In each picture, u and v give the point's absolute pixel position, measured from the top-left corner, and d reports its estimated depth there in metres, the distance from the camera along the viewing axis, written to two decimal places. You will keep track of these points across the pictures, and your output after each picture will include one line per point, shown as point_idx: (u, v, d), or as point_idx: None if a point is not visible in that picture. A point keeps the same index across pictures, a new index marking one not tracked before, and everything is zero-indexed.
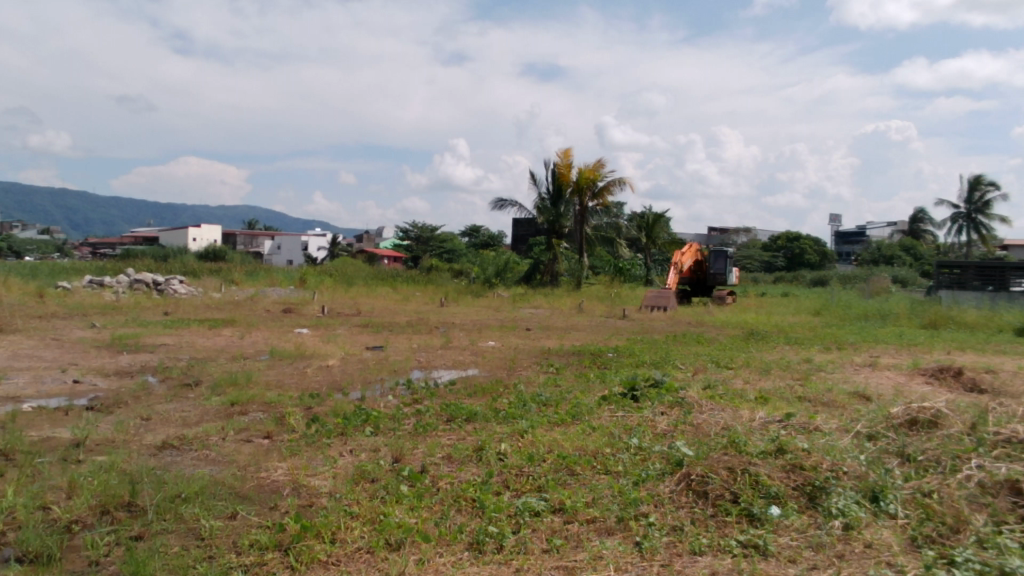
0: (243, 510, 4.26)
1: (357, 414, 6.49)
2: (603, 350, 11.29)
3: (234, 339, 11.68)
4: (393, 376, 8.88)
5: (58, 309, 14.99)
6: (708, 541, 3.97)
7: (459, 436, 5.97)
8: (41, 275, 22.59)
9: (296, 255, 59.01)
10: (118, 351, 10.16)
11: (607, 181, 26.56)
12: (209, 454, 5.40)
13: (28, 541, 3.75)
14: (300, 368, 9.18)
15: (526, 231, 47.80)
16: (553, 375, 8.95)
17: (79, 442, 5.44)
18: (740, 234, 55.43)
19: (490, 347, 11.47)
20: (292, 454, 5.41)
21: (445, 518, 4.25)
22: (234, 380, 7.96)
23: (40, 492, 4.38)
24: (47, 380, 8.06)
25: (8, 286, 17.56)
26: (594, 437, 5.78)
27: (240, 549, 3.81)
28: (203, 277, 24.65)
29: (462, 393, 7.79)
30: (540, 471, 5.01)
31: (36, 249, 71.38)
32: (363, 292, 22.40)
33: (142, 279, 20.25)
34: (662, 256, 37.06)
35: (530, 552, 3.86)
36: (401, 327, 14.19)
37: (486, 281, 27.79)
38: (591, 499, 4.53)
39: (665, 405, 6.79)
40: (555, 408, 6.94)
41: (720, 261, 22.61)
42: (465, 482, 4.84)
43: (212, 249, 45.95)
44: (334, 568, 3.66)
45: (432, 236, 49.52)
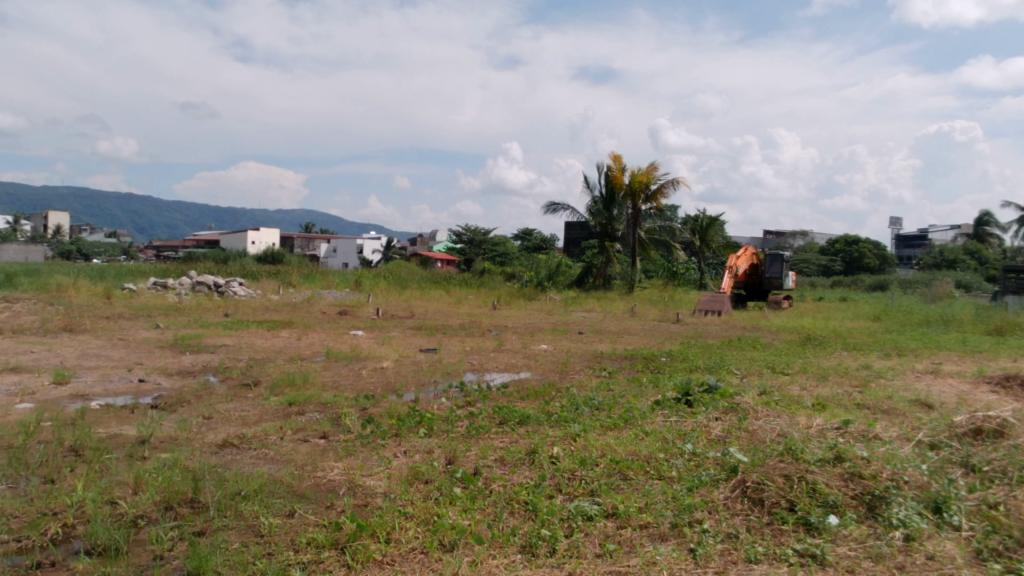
0: (300, 509, 4.34)
1: (411, 415, 6.57)
2: (656, 354, 11.22)
3: (293, 341, 11.91)
4: (446, 378, 8.96)
5: (124, 309, 15.52)
6: (763, 549, 3.91)
7: (512, 438, 6.00)
8: (108, 276, 23.41)
9: (352, 258, 59.95)
10: (181, 351, 10.45)
11: (660, 184, 26.33)
12: (268, 453, 5.50)
13: (97, 534, 3.87)
14: (356, 369, 9.35)
15: (578, 234, 47.71)
16: (606, 380, 8.92)
17: (144, 439, 5.61)
18: (797, 238, 54.50)
19: (542, 351, 11.51)
20: (348, 454, 5.50)
21: (497, 520, 4.27)
22: (292, 380, 8.13)
23: (108, 487, 4.53)
24: (114, 379, 8.32)
25: (77, 287, 18.21)
26: (647, 443, 5.74)
27: (297, 546, 3.88)
28: (261, 279, 25.23)
29: (515, 396, 7.81)
30: (593, 475, 5.00)
31: (104, 252, 74.01)
32: (416, 295, 22.61)
33: (204, 281, 20.79)
34: (715, 259, 36.64)
35: (583, 556, 3.85)
36: (454, 330, 14.29)
37: (538, 284, 27.85)
38: (644, 504, 4.51)
39: (719, 410, 6.72)
40: (608, 412, 6.91)
41: (777, 266, 22.23)
42: (517, 485, 4.86)
43: (270, 252, 47.07)
44: (389, 568, 3.71)
45: (484, 238, 49.77)
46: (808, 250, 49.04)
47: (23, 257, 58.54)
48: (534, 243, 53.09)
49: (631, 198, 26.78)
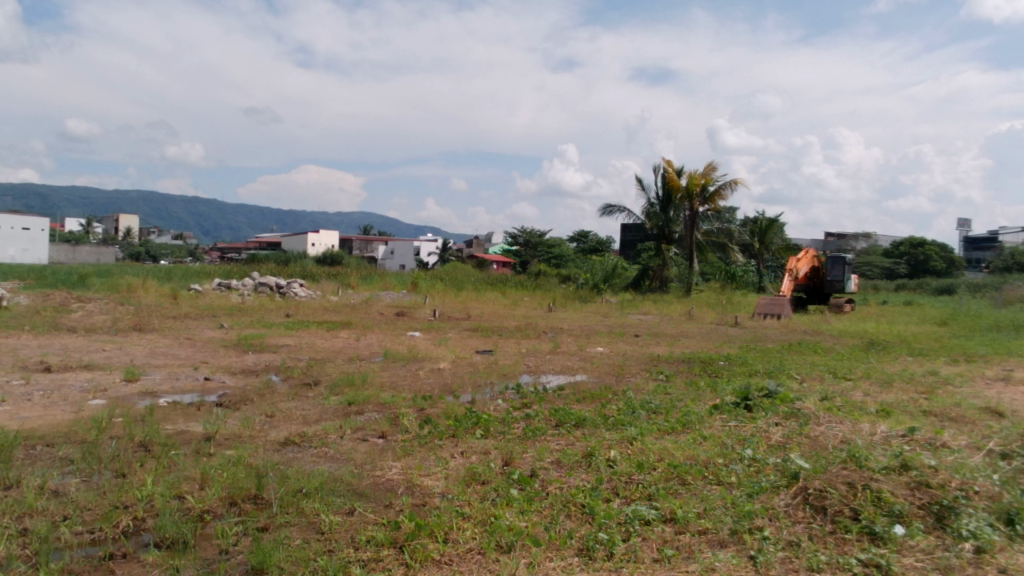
0: (360, 507, 4.40)
1: (468, 417, 6.59)
2: (715, 358, 11.06)
3: (352, 341, 12.08)
4: (502, 380, 8.98)
5: (191, 309, 15.93)
6: (826, 558, 3.82)
7: (568, 441, 5.99)
8: (175, 277, 24.16)
9: (409, 259, 60.63)
10: (244, 351, 10.69)
11: (718, 186, 25.99)
12: (328, 451, 5.60)
13: (166, 528, 3.98)
14: (413, 370, 9.43)
15: (635, 236, 47.34)
16: (663, 383, 8.83)
17: (209, 437, 5.76)
18: (860, 240, 53.16)
19: (598, 353, 11.44)
20: (406, 454, 5.55)
21: (554, 523, 4.26)
22: (351, 380, 8.25)
23: (176, 482, 4.65)
24: (181, 377, 8.56)
25: (146, 287, 18.76)
26: (706, 447, 5.66)
27: (358, 544, 3.94)
28: (320, 280, 25.67)
29: (570, 398, 7.79)
30: (650, 479, 4.96)
31: (172, 253, 76.18)
32: (473, 296, 22.76)
33: (266, 282, 21.22)
34: (775, 261, 35.99)
35: (640, 561, 3.82)
36: (510, 331, 14.30)
37: (593, 286, 27.78)
38: (702, 510, 4.45)
39: (779, 416, 6.61)
40: (665, 416, 6.84)
41: (838, 268, 21.74)
42: (574, 487, 4.85)
43: (330, 254, 47.82)
44: (447, 567, 3.73)
45: (540, 239, 49.72)
46: (871, 253, 47.83)
47: (95, 259, 60.65)
48: (590, 244, 52.97)
49: (688, 200, 26.49)
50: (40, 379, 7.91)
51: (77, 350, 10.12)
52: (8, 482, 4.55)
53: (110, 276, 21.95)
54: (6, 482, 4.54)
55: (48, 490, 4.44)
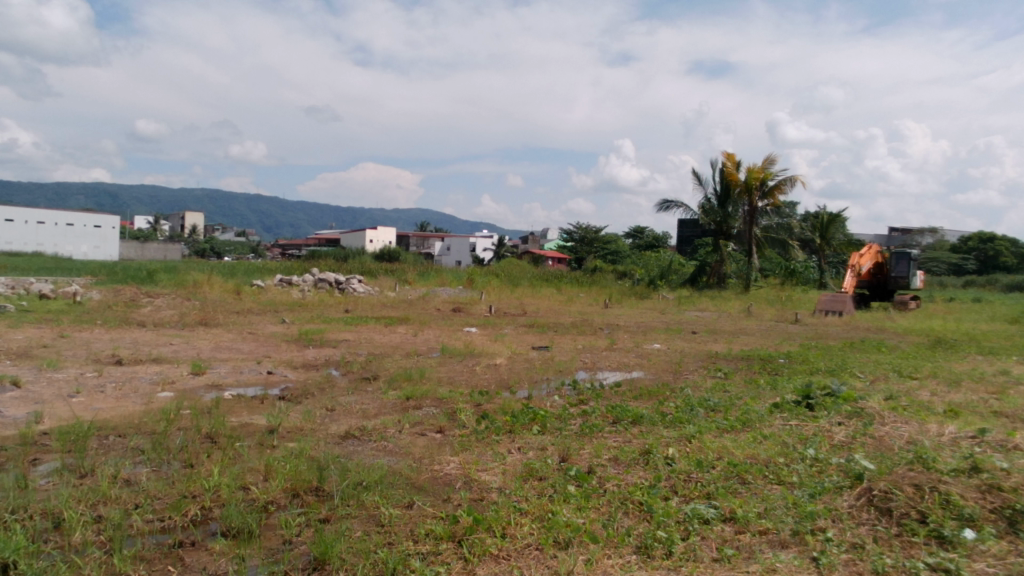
0: (419, 501, 4.45)
1: (524, 413, 6.59)
2: (775, 355, 10.86)
3: (410, 337, 12.22)
4: (559, 376, 8.97)
5: (254, 305, 16.28)
6: (892, 561, 3.72)
7: (625, 438, 5.95)
8: (238, 273, 24.67)
9: (465, 256, 61.09)
10: (305, 345, 10.90)
11: (778, 180, 25.53)
12: (387, 445, 5.67)
13: (232, 518, 4.08)
14: (470, 365, 9.49)
15: (692, 232, 46.77)
16: (722, 380, 8.71)
17: (273, 429, 5.89)
18: (926, 235, 51.52)
19: (655, 350, 11.33)
20: (464, 449, 5.59)
21: (612, 520, 4.24)
22: (409, 375, 8.35)
23: (241, 473, 4.76)
24: (245, 371, 8.77)
25: (210, 283, 19.25)
26: (766, 446, 5.57)
27: (417, 537, 3.98)
28: (378, 276, 25.99)
29: (628, 395, 7.75)
30: (709, 478, 4.90)
31: (235, 250, 78.11)
32: (528, 292, 22.79)
33: (326, 278, 21.55)
34: (837, 256, 35.17)
35: (700, 560, 3.78)
36: (567, 328, 14.31)
37: (650, 283, 27.58)
38: (763, 510, 4.38)
39: (842, 415, 6.46)
40: (724, 413, 6.76)
41: (903, 264, 21.18)
42: (632, 485, 4.82)
43: (387, 250, 48.47)
44: (505, 562, 3.74)
45: (596, 236, 49.49)
46: (938, 249, 46.38)
47: (163, 256, 62.68)
48: (647, 240, 52.57)
49: (747, 195, 26.09)
50: (112, 372, 8.19)
51: (147, 343, 10.46)
52: (84, 470, 4.72)
53: (178, 273, 22.58)
54: (82, 470, 4.71)
55: (121, 479, 4.59)
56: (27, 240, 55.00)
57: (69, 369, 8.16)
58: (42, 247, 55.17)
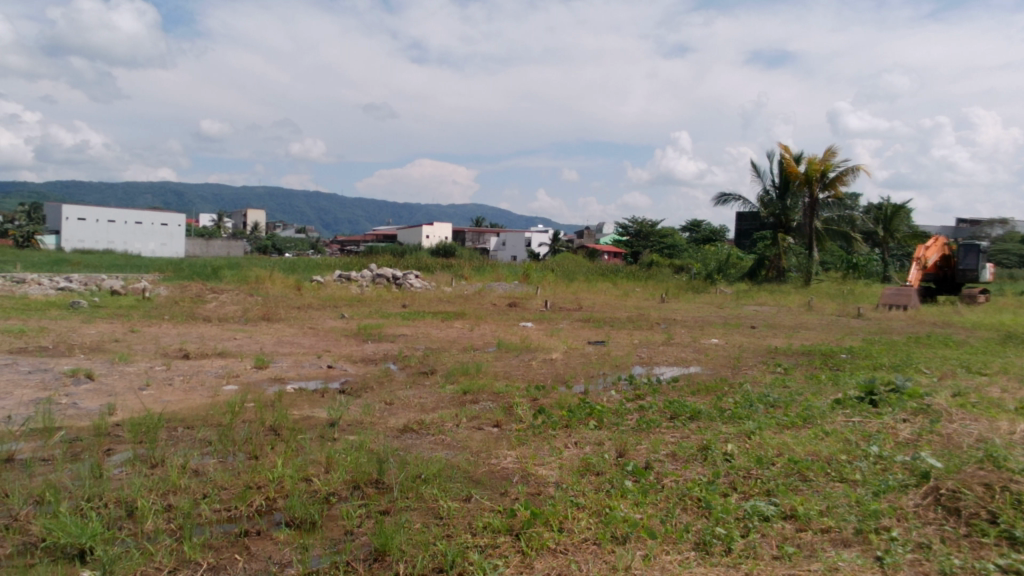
0: (477, 494, 4.49)
1: (581, 408, 6.59)
2: (837, 350, 10.62)
3: (466, 332, 12.30)
4: (615, 371, 8.92)
5: (314, 300, 16.59)
6: (960, 562, 3.62)
7: (683, 434, 5.89)
8: (298, 269, 25.13)
9: (520, 251, 61.18)
10: (364, 340, 11.06)
11: (840, 171, 24.95)
12: (445, 439, 5.73)
13: (295, 508, 4.18)
14: (526, 360, 9.51)
15: (750, 225, 46.00)
16: (782, 376, 8.58)
17: (334, 422, 6.01)
18: (997, 225, 49.74)
19: (713, 345, 11.18)
20: (521, 443, 5.62)
21: (670, 516, 4.22)
22: (466, 369, 8.42)
23: (304, 464, 4.87)
24: (306, 364, 8.95)
25: (272, 279, 19.66)
26: (828, 443, 5.47)
27: (475, 530, 4.01)
28: (434, 272, 26.24)
29: (685, 390, 7.68)
30: (770, 474, 4.84)
31: (296, 247, 79.61)
32: (584, 287, 22.72)
33: (383, 274, 21.83)
34: (901, 248, 34.22)
35: (759, 557, 3.73)
36: (622, 322, 14.21)
37: (707, 277, 27.26)
38: (825, 507, 4.30)
39: (908, 412, 6.29)
40: (784, 409, 6.65)
41: (971, 257, 20.53)
42: (690, 481, 4.77)
43: (444, 246, 48.84)
44: (563, 556, 3.75)
45: (652, 229, 49.04)
46: (1009, 240, 44.73)
47: (227, 253, 64.08)
48: (704, 234, 51.87)
49: (807, 187, 25.56)
50: (180, 365, 8.44)
51: (212, 338, 10.75)
52: (155, 460, 4.87)
53: (242, 269, 23.05)
54: (152, 460, 4.87)
55: (189, 469, 4.73)
56: (99, 238, 56.79)
57: (139, 363, 8.44)
58: (113, 245, 56.98)
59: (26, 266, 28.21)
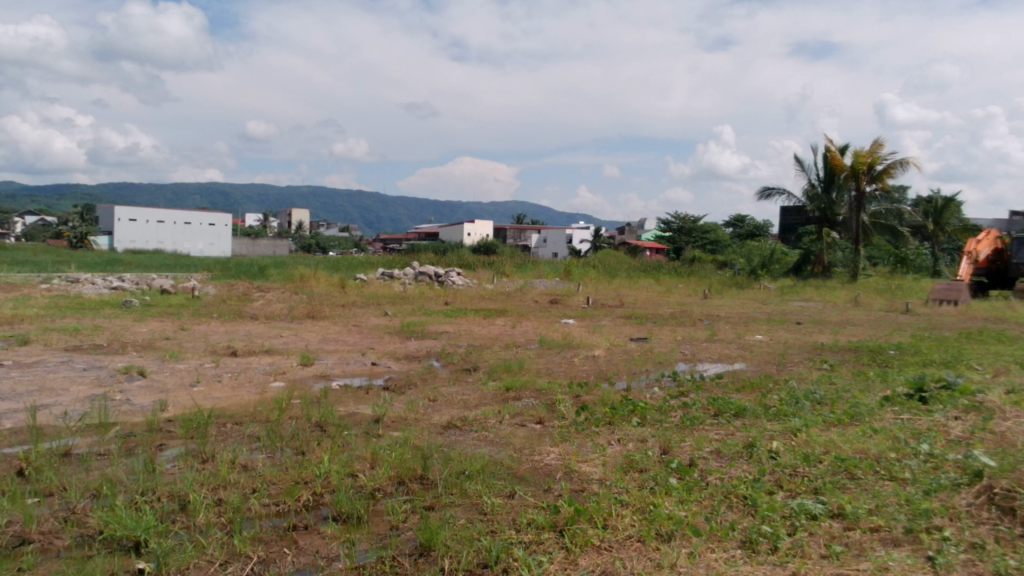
0: (520, 491, 4.50)
1: (624, 405, 6.56)
2: (886, 347, 10.42)
3: (508, 329, 12.33)
4: (658, 368, 8.86)
5: (357, 298, 16.77)
6: (1015, 563, 3.53)
7: (728, 431, 5.84)
8: (342, 268, 25.41)
9: (562, 248, 61.12)
10: (407, 337, 11.15)
11: (887, 164, 24.44)
12: (488, 435, 5.76)
13: (342, 503, 4.24)
14: (568, 357, 9.50)
15: (795, 220, 45.28)
16: (828, 372, 8.45)
17: (378, 419, 6.07)
18: None
19: (758, 342, 11.06)
20: (564, 440, 5.63)
21: (715, 513, 4.18)
22: (508, 366, 8.44)
23: (350, 460, 4.93)
24: (351, 362, 9.06)
25: (316, 277, 19.92)
26: (877, 441, 5.38)
27: (519, 526, 4.03)
28: (476, 269, 26.33)
29: (730, 387, 7.61)
30: (817, 472, 4.77)
31: (339, 245, 80.52)
32: (626, 284, 22.60)
33: (426, 272, 21.96)
34: (951, 242, 33.41)
35: (807, 556, 3.69)
36: (665, 319, 14.11)
37: (751, 273, 26.91)
38: (874, 506, 4.23)
39: (960, 409, 6.15)
40: (831, 407, 6.55)
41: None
42: (736, 478, 4.73)
43: (485, 243, 49.01)
44: (607, 553, 3.75)
45: (694, 225, 48.58)
46: None
47: (272, 252, 65.05)
48: (747, 230, 51.24)
49: (853, 180, 25.10)
50: (228, 362, 8.60)
51: (259, 335, 10.93)
52: (206, 455, 4.98)
53: (287, 268, 23.38)
54: (203, 455, 4.97)
55: (239, 464, 4.82)
56: (149, 239, 58.13)
57: (190, 360, 8.62)
58: (162, 245, 58.26)
59: (81, 267, 29.01)
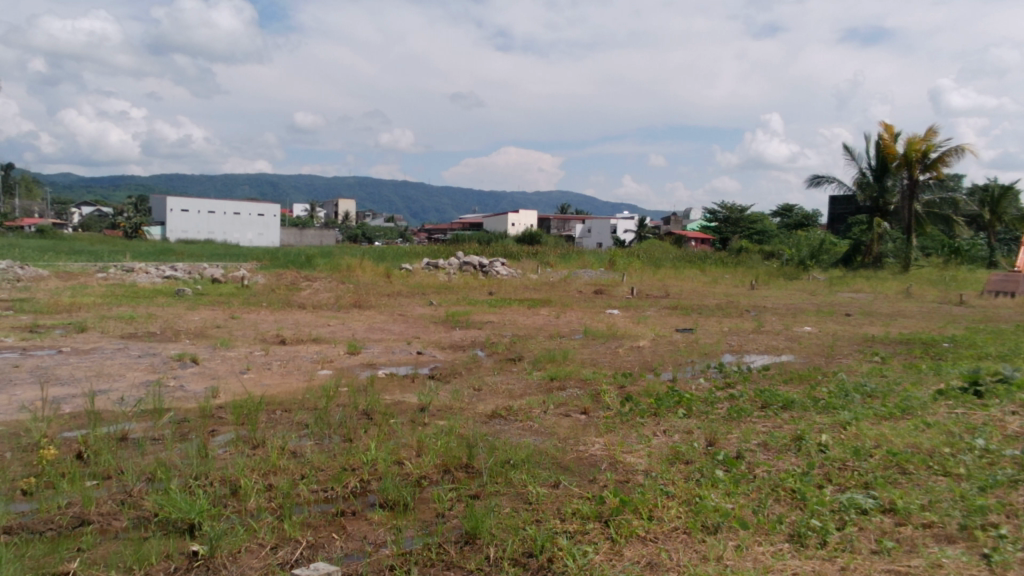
0: (565, 480, 4.51)
1: (670, 395, 6.52)
2: (939, 339, 10.16)
3: (552, 319, 12.33)
4: (704, 359, 8.78)
5: (403, 288, 16.90)
6: None
7: (775, 424, 5.77)
8: (388, 258, 25.61)
9: (606, 238, 60.77)
10: (452, 327, 11.21)
11: (942, 152, 23.83)
12: (533, 425, 5.77)
13: (388, 490, 4.29)
14: (613, 347, 9.45)
15: (845, 210, 44.38)
16: (879, 365, 8.28)
17: (424, 407, 6.12)
18: None
19: (807, 334, 10.87)
20: (609, 430, 5.62)
21: (762, 506, 4.14)
22: (552, 356, 8.44)
23: (396, 448, 4.98)
24: (397, 351, 9.13)
25: (363, 267, 20.13)
26: (930, 435, 5.26)
27: (564, 516, 4.03)
28: (521, 259, 26.37)
29: (778, 379, 7.51)
30: (867, 466, 4.69)
31: (385, 236, 81.18)
32: (671, 274, 22.41)
33: (470, 262, 22.04)
34: (1009, 232, 32.44)
35: (857, 551, 3.63)
36: (712, 310, 13.96)
37: (799, 263, 26.47)
38: (927, 502, 4.15)
39: (1017, 404, 5.98)
40: (882, 400, 6.42)
41: None
42: (784, 471, 4.67)
43: (529, 232, 48.97)
44: (652, 544, 3.73)
45: (741, 214, 47.90)
46: None
47: (320, 242, 65.85)
48: (796, 219, 50.37)
49: (906, 168, 24.52)
50: (277, 351, 8.74)
51: (307, 324, 11.09)
52: (256, 441, 5.08)
53: (334, 257, 23.66)
54: (254, 441, 5.07)
55: (288, 450, 4.90)
56: (200, 229, 59.31)
57: (240, 348, 8.77)
58: (214, 235, 59.40)
59: (136, 256, 29.77)
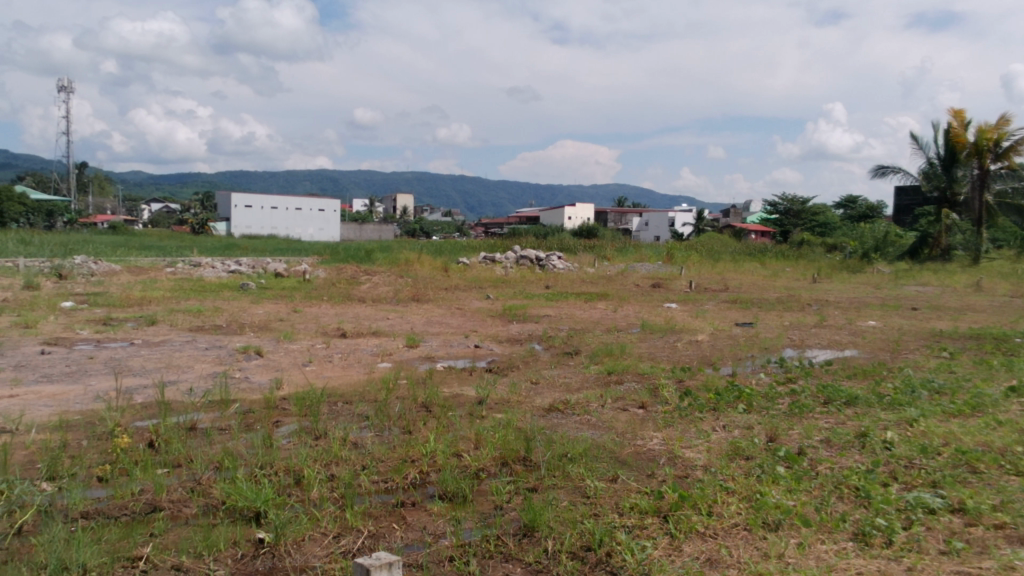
0: (623, 475, 4.49)
1: (730, 390, 6.44)
2: (1012, 335, 9.80)
3: (609, 312, 12.27)
4: (764, 354, 8.64)
5: (459, 281, 17.01)
6: None
7: (839, 420, 5.65)
8: (446, 252, 25.80)
9: (664, 231, 60.13)
10: (509, 320, 11.25)
11: (1014, 140, 22.97)
12: (590, 419, 5.76)
13: (447, 482, 4.33)
14: (671, 341, 9.36)
15: (912, 201, 43.07)
16: (947, 361, 8.03)
17: (482, 400, 6.16)
18: None
19: (870, 328, 10.62)
20: (667, 425, 5.57)
21: (825, 504, 4.06)
22: (610, 350, 8.41)
23: (454, 440, 5.03)
24: (454, 344, 9.21)
25: (421, 260, 20.34)
26: (1001, 433, 5.09)
27: (622, 510, 4.02)
28: (577, 253, 26.27)
29: (841, 374, 7.36)
30: (935, 464, 4.56)
31: (442, 230, 81.73)
32: (730, 267, 22.09)
33: (527, 255, 22.07)
34: None
35: (925, 552, 3.54)
36: (772, 304, 13.71)
37: (863, 255, 25.82)
38: (999, 502, 4.02)
39: None
40: (950, 396, 6.24)
41: None
42: (847, 468, 4.58)
43: (586, 224, 48.64)
44: (711, 540, 3.70)
45: (803, 206, 46.90)
46: None
47: (378, 237, 66.67)
48: (860, 211, 49.10)
49: (977, 158, 23.71)
50: (339, 343, 8.91)
51: (367, 317, 11.26)
52: (319, 432, 5.19)
53: (392, 252, 23.90)
54: (316, 432, 5.18)
55: (350, 441, 5.00)
56: (263, 224, 60.58)
57: (302, 340, 8.96)
58: (276, 230, 60.61)
59: (203, 252, 30.60)
